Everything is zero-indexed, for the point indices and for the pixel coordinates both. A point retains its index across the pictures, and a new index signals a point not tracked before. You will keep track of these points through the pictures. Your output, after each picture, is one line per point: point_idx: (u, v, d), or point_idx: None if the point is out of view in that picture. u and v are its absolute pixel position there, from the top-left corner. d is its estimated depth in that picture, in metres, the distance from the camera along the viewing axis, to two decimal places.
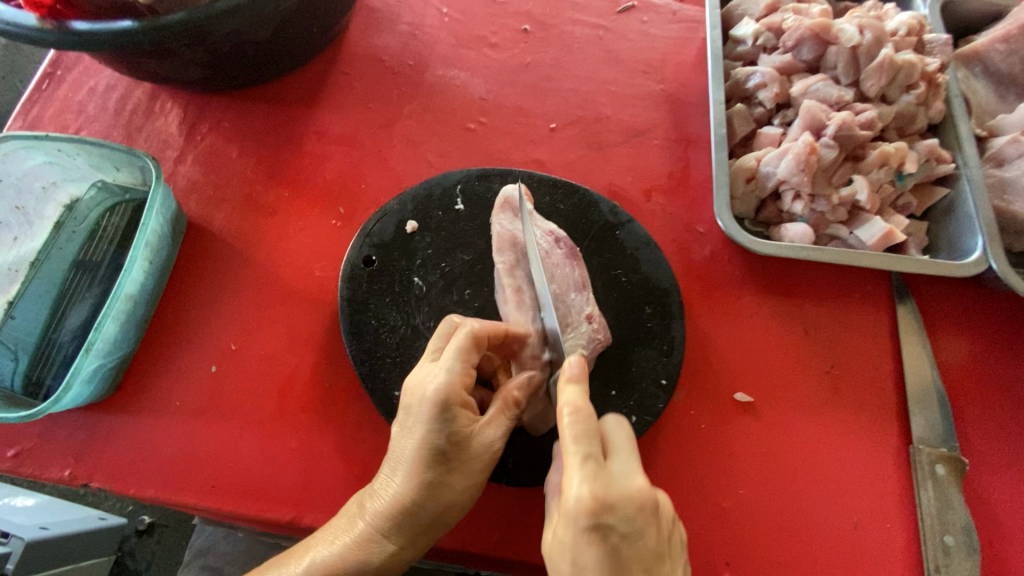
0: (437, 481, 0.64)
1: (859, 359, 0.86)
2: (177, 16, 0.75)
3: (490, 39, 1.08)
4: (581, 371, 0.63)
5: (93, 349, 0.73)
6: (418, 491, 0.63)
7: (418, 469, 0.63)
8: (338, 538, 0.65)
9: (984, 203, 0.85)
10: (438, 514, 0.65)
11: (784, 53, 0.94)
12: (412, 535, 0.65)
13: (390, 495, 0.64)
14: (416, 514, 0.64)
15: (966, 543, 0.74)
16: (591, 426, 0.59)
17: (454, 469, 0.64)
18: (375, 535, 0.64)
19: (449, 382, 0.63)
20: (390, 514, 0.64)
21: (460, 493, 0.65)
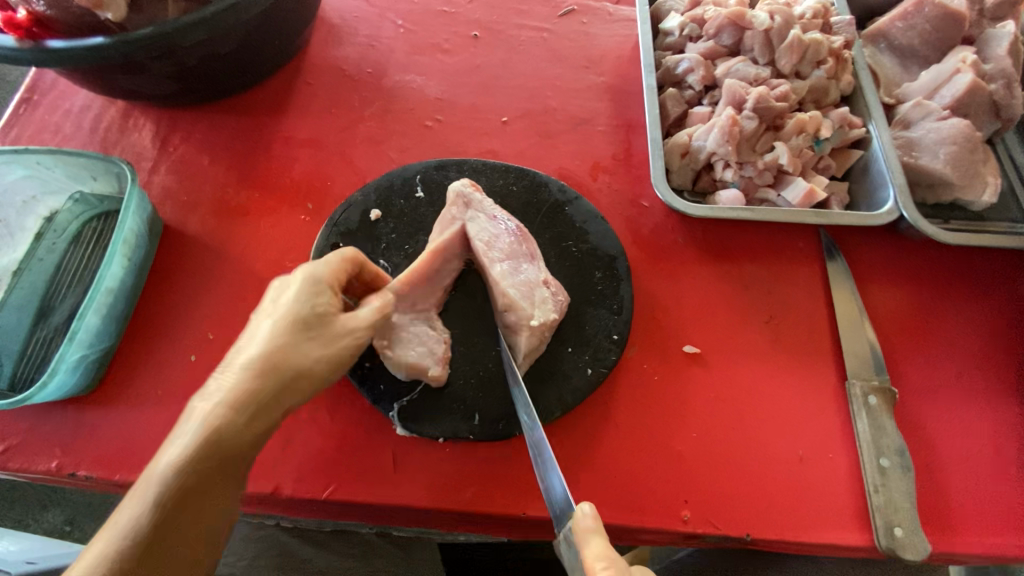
0: (294, 349, 0.67)
1: (794, 308, 0.94)
2: (145, 31, 0.82)
3: (443, 45, 1.17)
4: (594, 518, 0.65)
5: (75, 338, 0.78)
6: (274, 355, 0.65)
7: (281, 336, 0.66)
8: (186, 433, 0.60)
9: (893, 159, 0.95)
10: (292, 386, 0.67)
11: (707, 40, 1.04)
12: (259, 408, 0.64)
13: (242, 374, 0.64)
14: (275, 382, 0.65)
15: (900, 463, 0.81)
16: (621, 565, 0.62)
17: (314, 338, 0.69)
18: (220, 414, 0.61)
19: (322, 265, 0.71)
20: (246, 390, 0.63)
21: (319, 364, 0.68)
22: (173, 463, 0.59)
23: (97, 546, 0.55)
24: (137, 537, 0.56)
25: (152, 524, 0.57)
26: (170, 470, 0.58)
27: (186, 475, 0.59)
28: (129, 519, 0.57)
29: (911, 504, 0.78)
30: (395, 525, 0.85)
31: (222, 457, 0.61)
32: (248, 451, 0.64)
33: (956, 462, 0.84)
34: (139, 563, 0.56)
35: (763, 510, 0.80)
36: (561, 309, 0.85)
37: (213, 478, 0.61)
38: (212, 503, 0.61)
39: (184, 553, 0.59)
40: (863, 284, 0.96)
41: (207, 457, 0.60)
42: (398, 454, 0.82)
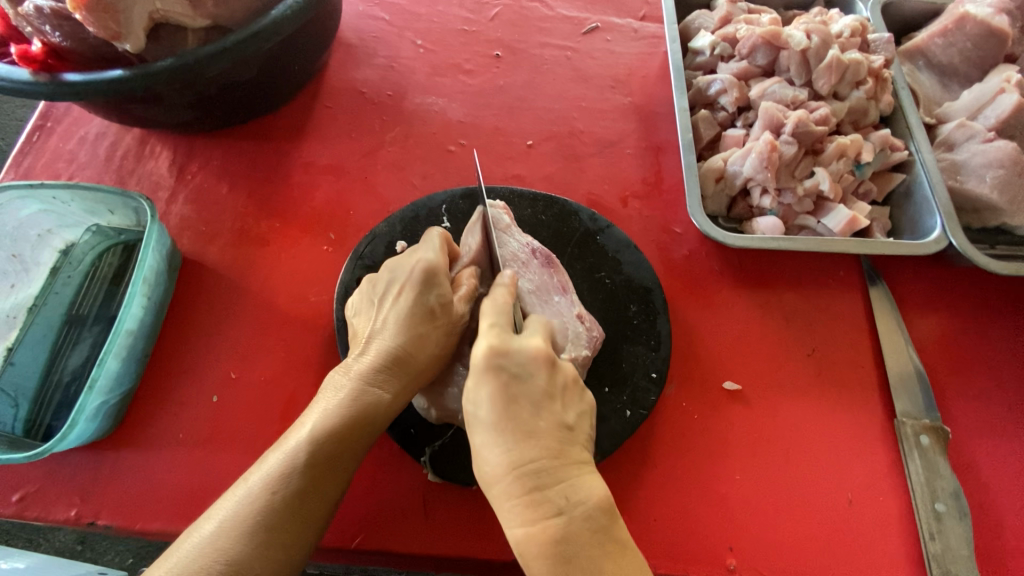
0: (423, 337, 0.73)
1: (837, 341, 0.90)
2: (166, 63, 0.79)
3: (464, 65, 1.14)
4: (510, 285, 0.73)
5: (95, 385, 0.75)
6: (408, 343, 0.72)
7: (409, 325, 0.73)
8: (324, 406, 0.67)
9: (938, 185, 0.91)
10: (423, 363, 0.73)
11: (740, 60, 1.01)
12: (400, 382, 0.71)
13: (383, 356, 0.71)
14: (405, 363, 0.72)
15: (956, 508, 0.77)
16: (503, 314, 0.68)
17: (438, 328, 0.75)
18: (365, 390, 0.68)
19: (435, 256, 0.78)
20: (382, 370, 0.70)
21: (438, 348, 0.75)
22: (313, 434, 0.64)
23: (226, 507, 0.60)
24: (274, 502, 0.60)
25: (287, 493, 0.61)
26: (308, 441, 0.63)
27: (334, 441, 0.65)
28: (263, 481, 0.61)
29: (969, 551, 0.75)
30: (425, 572, 0.82)
31: (366, 430, 0.68)
32: (374, 429, 0.70)
33: (1014, 505, 0.80)
34: (269, 533, 0.59)
35: (813, 557, 0.77)
36: (595, 346, 0.81)
37: (355, 442, 0.67)
38: (337, 477, 0.65)
39: (307, 527, 0.62)
40: (908, 314, 0.92)
41: (344, 431, 0.66)
42: (429, 500, 0.79)
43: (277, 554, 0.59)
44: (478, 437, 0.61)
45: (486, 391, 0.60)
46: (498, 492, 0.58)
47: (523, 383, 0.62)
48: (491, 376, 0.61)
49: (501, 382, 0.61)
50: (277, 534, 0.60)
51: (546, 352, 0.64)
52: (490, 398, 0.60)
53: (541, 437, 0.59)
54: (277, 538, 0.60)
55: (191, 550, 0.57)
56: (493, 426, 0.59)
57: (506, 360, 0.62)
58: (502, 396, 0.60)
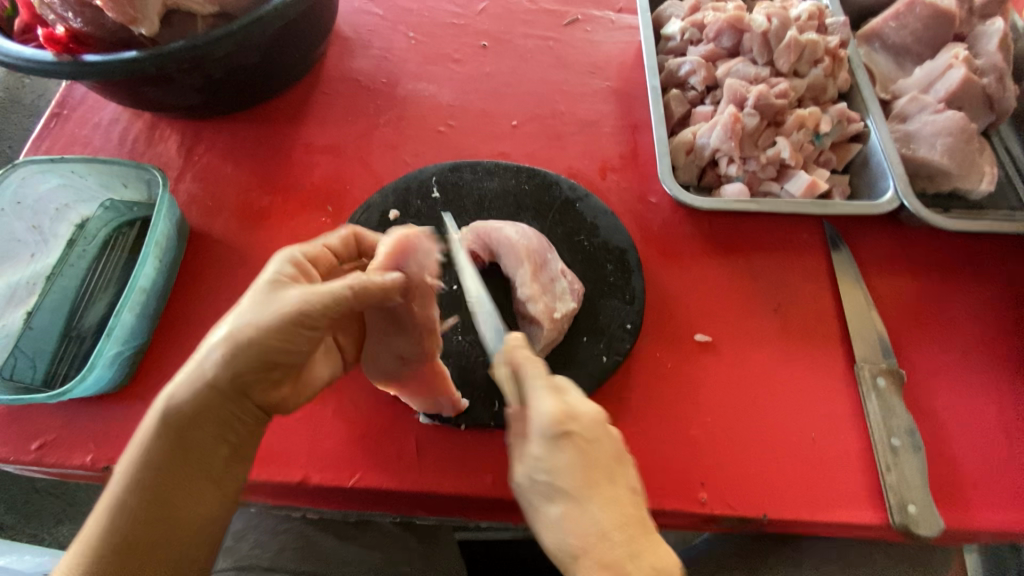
0: (246, 367, 0.62)
1: (801, 297, 0.97)
2: (177, 46, 0.87)
3: (453, 55, 1.22)
4: (524, 342, 0.68)
5: (112, 333, 0.82)
6: (224, 332, 0.62)
7: (225, 357, 0.61)
8: (142, 434, 0.61)
9: (891, 151, 0.98)
10: (234, 356, 0.61)
11: (708, 44, 1.09)
12: (210, 383, 0.61)
13: (196, 393, 0.61)
14: (217, 362, 0.61)
15: (911, 443, 0.83)
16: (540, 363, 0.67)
17: (267, 333, 0.61)
18: (168, 405, 0.61)
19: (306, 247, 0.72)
20: (199, 408, 0.61)
21: (255, 338, 0.61)
22: (137, 467, 0.60)
23: (79, 541, 0.59)
24: (114, 540, 0.58)
25: (120, 533, 0.58)
26: (134, 475, 0.60)
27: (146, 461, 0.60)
28: (104, 520, 0.59)
29: (924, 482, 0.81)
30: (419, 514, 0.88)
31: (178, 443, 0.61)
32: (217, 450, 0.64)
33: (966, 441, 0.86)
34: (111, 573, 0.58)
35: (780, 491, 0.82)
36: (579, 297, 0.89)
37: (171, 458, 0.61)
38: (182, 510, 0.61)
39: (170, 559, 0.60)
40: (867, 273, 0.99)
41: (170, 458, 0.61)
42: (420, 443, 0.84)
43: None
44: (557, 506, 0.64)
45: (564, 458, 0.63)
46: (583, 557, 0.62)
47: (593, 446, 0.64)
48: (566, 445, 0.63)
49: (576, 448, 0.63)
50: (125, 570, 0.58)
51: (602, 414, 0.66)
52: (568, 468, 0.63)
53: (621, 504, 0.64)
54: (136, 575, 0.58)
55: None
56: (575, 497, 0.63)
57: (572, 425, 0.63)
58: (581, 465, 0.63)
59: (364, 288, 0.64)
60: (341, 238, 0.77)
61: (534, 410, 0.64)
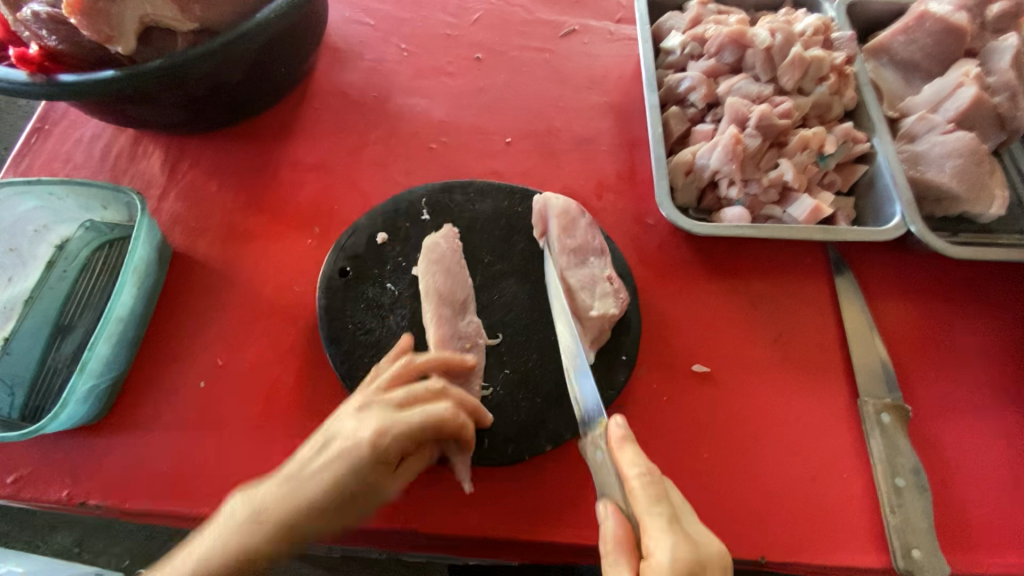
0: (368, 472, 0.67)
1: (802, 326, 0.93)
2: (155, 64, 0.84)
3: (446, 68, 1.18)
4: (630, 439, 0.68)
5: (86, 368, 0.79)
6: (354, 449, 0.67)
7: (351, 468, 0.66)
8: (280, 479, 0.66)
9: (899, 174, 0.94)
10: (359, 481, 0.67)
11: (709, 58, 1.05)
12: (332, 510, 0.66)
13: (319, 486, 0.65)
14: (344, 491, 0.66)
15: (916, 483, 0.80)
16: (660, 488, 0.65)
17: (377, 452, 0.67)
18: (284, 525, 0.63)
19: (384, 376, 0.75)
20: (320, 509, 0.65)
21: (371, 473, 0.68)
22: (299, 485, 0.65)
23: (197, 558, 0.62)
24: (237, 558, 0.62)
25: (245, 550, 0.62)
26: (301, 495, 0.64)
27: (281, 514, 0.63)
28: (225, 540, 0.62)
29: (929, 524, 0.78)
30: (406, 550, 0.85)
31: (301, 530, 0.64)
32: (341, 506, 0.67)
33: (973, 480, 0.83)
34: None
35: (779, 532, 0.79)
36: (622, 306, 0.87)
37: (300, 515, 0.64)
38: (317, 519, 0.65)
39: (280, 560, 0.65)
40: (872, 300, 0.96)
41: (290, 484, 0.65)
42: (407, 480, 0.81)
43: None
44: None
45: None
46: None
47: None
48: None
49: None
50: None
51: (726, 556, 0.62)
52: None
53: None
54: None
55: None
56: None
57: (700, 575, 0.59)
58: None
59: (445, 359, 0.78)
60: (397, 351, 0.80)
61: (655, 553, 0.60)
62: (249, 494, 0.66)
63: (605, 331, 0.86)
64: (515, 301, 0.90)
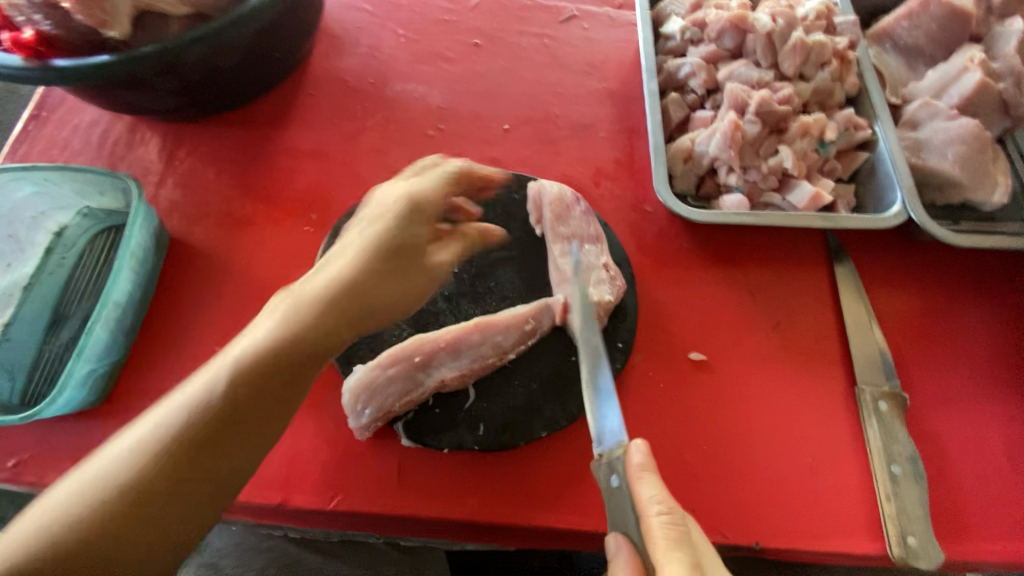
0: (371, 262, 0.70)
1: (800, 313, 0.93)
2: (150, 48, 0.83)
3: (444, 54, 1.17)
4: (650, 464, 0.66)
5: (83, 353, 0.79)
6: (363, 277, 0.69)
7: (360, 253, 0.70)
8: (217, 372, 0.59)
9: (900, 161, 0.93)
10: (372, 309, 0.69)
11: (709, 44, 1.03)
12: (335, 314, 0.65)
13: (318, 289, 0.66)
14: (332, 304, 0.66)
15: (913, 471, 0.80)
16: (682, 526, 0.63)
17: (382, 294, 0.70)
18: (288, 342, 0.62)
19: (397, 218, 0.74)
20: (280, 340, 0.61)
21: (398, 291, 0.72)
22: (251, 358, 0.60)
23: (175, 408, 0.57)
24: (229, 403, 0.58)
25: (235, 401, 0.58)
26: (250, 361, 0.60)
27: (243, 387, 0.59)
28: (215, 381, 0.58)
29: (925, 512, 0.78)
30: (402, 535, 0.85)
31: (283, 372, 0.61)
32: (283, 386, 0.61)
33: (970, 468, 0.83)
34: (211, 442, 0.57)
35: (774, 519, 0.79)
36: (617, 293, 0.87)
37: (264, 392, 0.60)
38: (246, 459, 0.59)
39: (219, 493, 0.58)
40: (872, 288, 0.95)
41: (257, 382, 0.60)
42: (403, 466, 0.82)
43: (177, 507, 0.55)
44: None
45: None
46: None
47: None
48: None
49: None
50: (217, 434, 0.57)
51: None
52: None
53: None
54: (215, 462, 0.57)
55: (120, 472, 0.53)
56: None
57: None
58: None
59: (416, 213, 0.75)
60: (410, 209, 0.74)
61: None
62: (228, 350, 0.62)
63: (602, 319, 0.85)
64: (512, 287, 0.90)
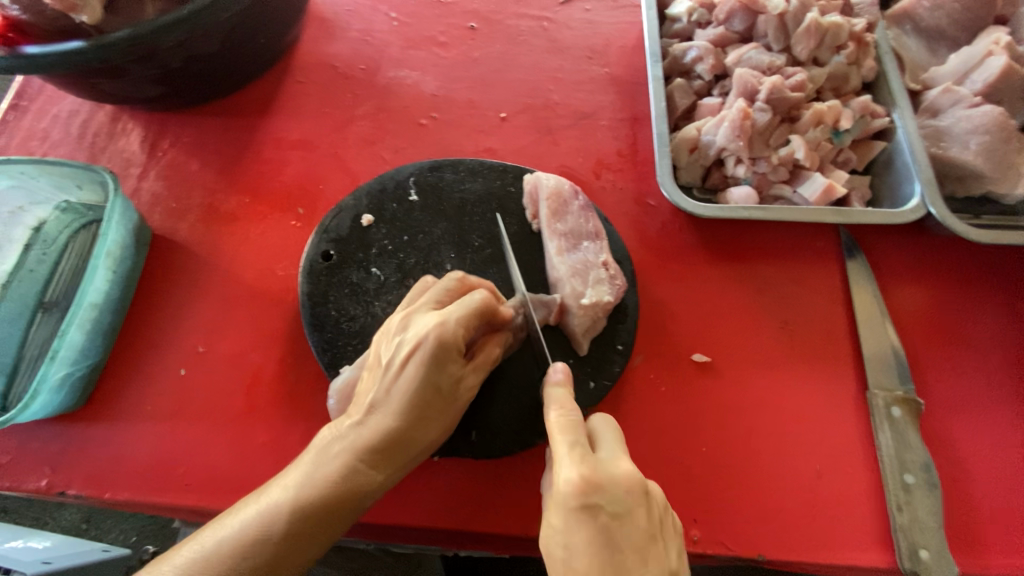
0: (443, 365, 0.67)
1: (810, 313, 0.89)
2: (122, 34, 0.77)
3: (438, 38, 1.12)
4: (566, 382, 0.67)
5: (57, 356, 0.76)
6: (408, 423, 0.66)
7: (428, 358, 0.66)
8: (292, 487, 0.61)
9: (919, 151, 0.88)
10: (417, 444, 0.67)
11: (717, 26, 0.98)
12: (392, 459, 0.66)
13: (400, 393, 0.66)
14: (396, 450, 0.66)
15: (927, 480, 0.76)
16: (577, 422, 0.63)
17: (427, 430, 0.68)
18: (361, 478, 0.63)
19: (451, 323, 0.67)
20: (378, 441, 0.65)
21: (437, 424, 0.68)
22: (327, 481, 0.62)
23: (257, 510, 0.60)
24: (335, 496, 0.62)
25: (342, 494, 0.62)
26: (328, 483, 0.62)
27: (312, 516, 0.60)
28: (318, 471, 0.62)
29: (938, 524, 0.74)
30: (392, 543, 0.82)
31: (351, 508, 0.63)
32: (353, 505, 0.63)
33: (987, 476, 0.79)
34: (321, 529, 0.61)
35: (779, 530, 0.76)
36: (618, 293, 0.82)
37: (329, 522, 0.62)
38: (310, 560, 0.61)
39: None
40: (886, 286, 0.90)
41: (325, 514, 0.61)
42: None
43: None
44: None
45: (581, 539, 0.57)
46: None
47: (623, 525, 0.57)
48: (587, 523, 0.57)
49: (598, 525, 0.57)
50: (326, 521, 0.61)
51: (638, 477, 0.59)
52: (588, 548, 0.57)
53: None
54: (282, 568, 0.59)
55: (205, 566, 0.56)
56: None
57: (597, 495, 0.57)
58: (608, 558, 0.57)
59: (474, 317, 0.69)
60: (477, 305, 0.69)
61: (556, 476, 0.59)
62: (302, 460, 0.64)
63: (600, 320, 0.81)
64: (507, 286, 0.86)
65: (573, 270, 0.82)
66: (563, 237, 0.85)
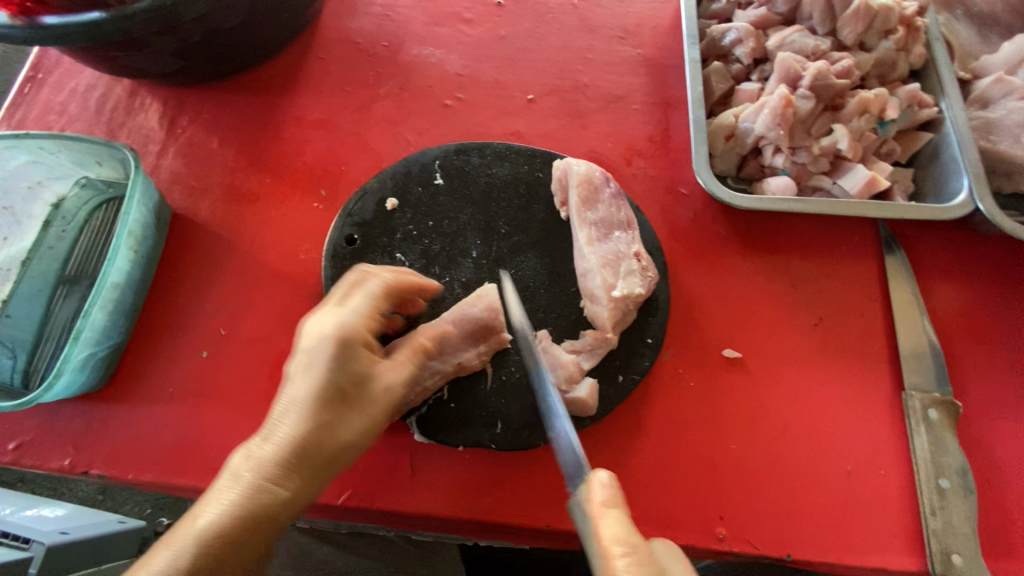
0: (347, 358, 0.63)
1: (845, 309, 0.86)
2: (144, 4, 0.74)
3: (464, 14, 1.08)
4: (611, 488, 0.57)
5: (80, 337, 0.75)
6: (316, 427, 0.61)
7: (329, 353, 0.62)
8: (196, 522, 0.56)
9: (968, 144, 0.84)
10: (337, 447, 0.62)
11: (758, 7, 0.93)
12: (308, 469, 0.61)
13: (303, 397, 0.61)
14: (315, 458, 0.61)
15: (962, 485, 0.74)
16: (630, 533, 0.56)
17: (346, 430, 0.63)
18: (272, 494, 0.58)
19: (347, 318, 0.65)
20: (285, 453, 0.60)
21: (359, 421, 0.64)
22: (231, 505, 0.57)
23: (164, 553, 0.54)
24: (245, 519, 0.57)
25: (255, 511, 0.57)
26: (233, 506, 0.57)
27: (222, 544, 0.56)
28: (225, 496, 0.58)
29: (973, 530, 0.72)
30: (412, 531, 0.82)
31: (267, 528, 0.58)
32: (274, 523, 0.59)
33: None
34: (234, 556, 0.56)
35: (808, 532, 0.74)
36: (650, 286, 0.80)
37: (251, 544, 0.57)
38: None
39: None
40: (925, 283, 0.87)
41: (240, 539, 0.56)
42: (416, 462, 0.77)
43: None
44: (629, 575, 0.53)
45: None
46: None
47: None
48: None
49: None
50: (240, 546, 0.56)
51: None
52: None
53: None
54: None
55: None
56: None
57: None
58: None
59: (366, 305, 0.67)
60: (370, 295, 0.68)
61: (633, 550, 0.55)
62: (206, 493, 0.59)
63: (629, 313, 0.79)
64: (534, 276, 0.83)
65: (602, 260, 0.79)
66: (592, 226, 0.82)
